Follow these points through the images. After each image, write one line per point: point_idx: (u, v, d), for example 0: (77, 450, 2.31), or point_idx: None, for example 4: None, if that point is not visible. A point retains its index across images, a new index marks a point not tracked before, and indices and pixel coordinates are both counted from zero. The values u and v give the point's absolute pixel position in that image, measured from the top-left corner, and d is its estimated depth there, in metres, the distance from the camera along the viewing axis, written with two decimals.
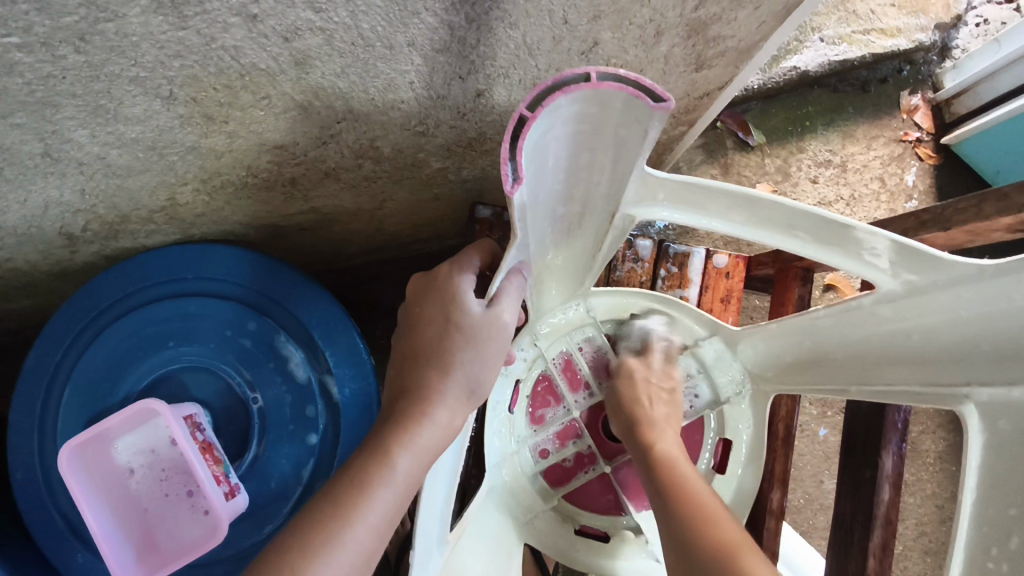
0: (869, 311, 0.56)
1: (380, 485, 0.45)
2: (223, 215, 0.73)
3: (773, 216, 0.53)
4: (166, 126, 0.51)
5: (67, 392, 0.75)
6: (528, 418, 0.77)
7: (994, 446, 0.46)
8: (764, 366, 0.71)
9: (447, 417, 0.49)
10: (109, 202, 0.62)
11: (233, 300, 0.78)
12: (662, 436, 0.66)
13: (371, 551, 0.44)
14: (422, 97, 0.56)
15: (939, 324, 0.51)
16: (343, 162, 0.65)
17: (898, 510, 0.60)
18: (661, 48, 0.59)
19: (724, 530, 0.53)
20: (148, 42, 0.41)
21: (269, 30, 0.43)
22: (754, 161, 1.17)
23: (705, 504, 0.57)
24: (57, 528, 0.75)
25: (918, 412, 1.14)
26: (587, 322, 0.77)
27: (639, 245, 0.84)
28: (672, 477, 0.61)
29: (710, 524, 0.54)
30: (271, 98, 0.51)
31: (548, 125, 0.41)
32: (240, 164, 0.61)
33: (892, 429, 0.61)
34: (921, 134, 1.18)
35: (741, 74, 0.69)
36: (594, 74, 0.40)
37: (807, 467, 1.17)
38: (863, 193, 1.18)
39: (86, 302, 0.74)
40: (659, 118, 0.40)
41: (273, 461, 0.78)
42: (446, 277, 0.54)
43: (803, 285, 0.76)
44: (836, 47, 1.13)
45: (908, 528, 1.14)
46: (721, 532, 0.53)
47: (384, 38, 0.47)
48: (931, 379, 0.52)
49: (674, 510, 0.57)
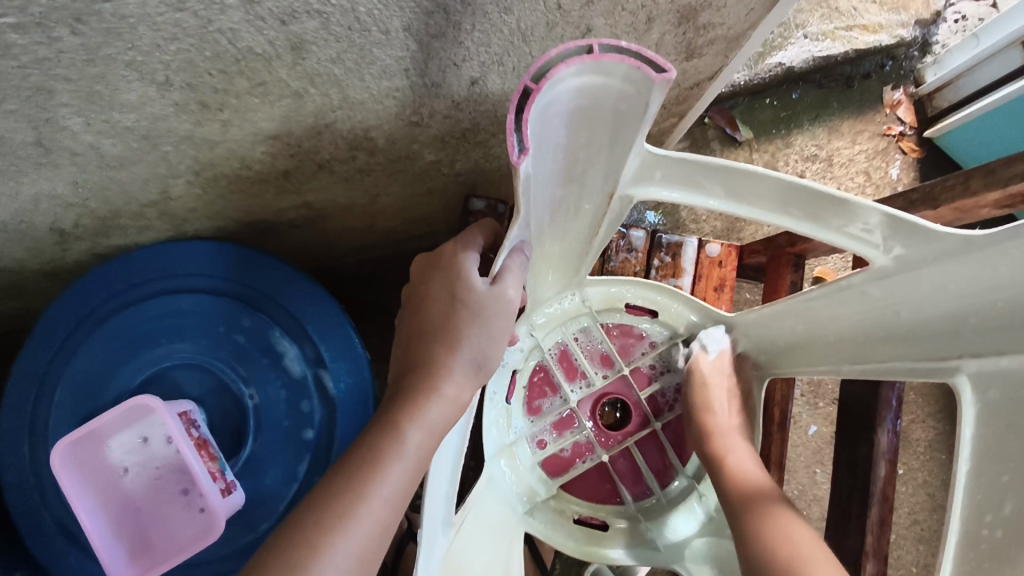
0: (859, 290, 0.57)
1: (392, 460, 0.45)
2: (217, 210, 0.73)
3: (767, 192, 0.54)
4: (161, 114, 0.51)
5: (59, 391, 0.74)
6: (525, 408, 0.77)
7: (987, 416, 0.48)
8: (760, 352, 0.72)
9: (456, 391, 0.49)
10: (102, 196, 0.62)
11: (227, 296, 0.77)
12: (735, 453, 0.66)
13: (385, 525, 0.44)
14: (417, 84, 0.57)
15: (927, 299, 0.52)
16: (337, 154, 0.66)
17: (894, 485, 0.61)
18: (652, 36, 0.59)
19: (795, 534, 0.54)
20: (145, 24, 0.41)
21: (266, 13, 0.43)
22: (742, 157, 1.18)
23: (779, 513, 0.57)
24: (49, 531, 0.74)
25: (907, 401, 1.16)
26: (582, 312, 0.78)
27: (632, 235, 0.84)
28: (746, 495, 0.61)
29: (784, 530, 0.55)
30: (266, 85, 0.51)
31: (551, 98, 0.42)
32: (234, 155, 0.61)
33: (886, 407, 0.62)
34: (904, 128, 1.21)
35: (730, 64, 0.70)
36: (597, 46, 0.40)
37: (800, 458, 1.18)
38: (849, 186, 1.20)
39: (78, 301, 0.74)
40: (660, 89, 0.41)
41: (270, 456, 0.78)
42: (451, 254, 0.54)
43: (795, 271, 0.78)
44: (819, 43, 1.16)
45: (901, 516, 1.15)
46: (794, 537, 0.53)
47: (380, 22, 0.47)
48: (925, 355, 0.53)
49: (751, 526, 0.57)
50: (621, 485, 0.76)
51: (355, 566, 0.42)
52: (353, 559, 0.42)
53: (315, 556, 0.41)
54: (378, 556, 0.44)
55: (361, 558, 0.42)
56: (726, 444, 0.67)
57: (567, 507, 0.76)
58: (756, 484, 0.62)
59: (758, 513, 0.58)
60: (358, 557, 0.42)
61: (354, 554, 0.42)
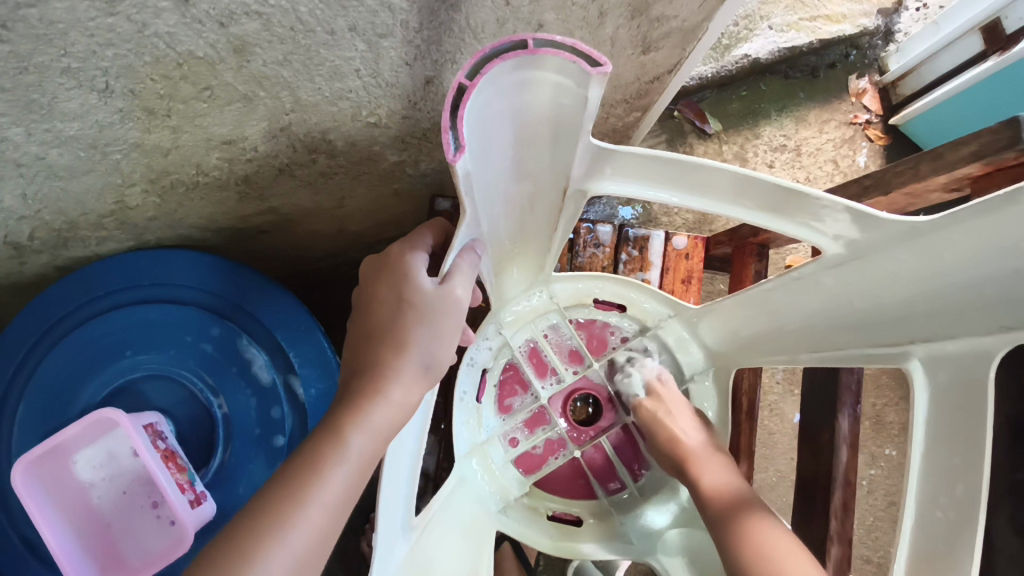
0: (812, 279, 0.58)
1: (332, 465, 0.45)
2: (177, 218, 0.72)
3: (717, 184, 0.54)
4: (106, 121, 0.50)
5: (22, 408, 0.73)
6: (496, 407, 0.78)
7: (940, 398, 0.50)
8: (725, 343, 0.72)
9: (403, 394, 0.49)
10: (54, 207, 0.60)
11: (194, 305, 0.76)
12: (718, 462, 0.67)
13: (326, 530, 0.43)
14: (369, 85, 0.56)
15: (881, 282, 0.53)
16: (296, 158, 0.65)
17: (855, 470, 0.63)
18: (606, 30, 0.59)
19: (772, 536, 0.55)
20: (77, 30, 0.40)
21: (203, 15, 0.43)
22: (712, 149, 1.19)
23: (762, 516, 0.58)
24: (15, 550, 0.73)
25: (880, 386, 1.17)
26: (551, 310, 0.77)
27: (600, 230, 0.84)
28: (720, 501, 0.62)
29: (759, 535, 0.55)
30: (213, 89, 0.50)
31: (488, 93, 0.42)
32: (189, 162, 0.59)
33: (847, 391, 0.64)
34: (870, 116, 1.22)
35: (688, 57, 0.70)
36: (531, 41, 0.41)
37: (779, 446, 1.19)
38: (818, 174, 1.21)
39: (38, 314, 0.72)
40: (598, 81, 0.41)
41: (239, 466, 0.76)
42: (398, 255, 0.54)
43: (758, 261, 0.79)
44: (784, 34, 1.16)
45: (877, 499, 1.17)
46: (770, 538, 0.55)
47: (324, 23, 0.47)
48: (880, 337, 0.55)
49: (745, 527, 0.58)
50: (594, 480, 0.77)
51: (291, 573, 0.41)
52: (289, 566, 0.41)
53: (249, 563, 0.40)
54: (319, 563, 0.44)
55: (299, 563, 0.42)
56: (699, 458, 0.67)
57: (541, 504, 0.76)
58: (733, 493, 0.63)
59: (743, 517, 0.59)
60: (293, 563, 0.41)
61: (289, 562, 0.41)
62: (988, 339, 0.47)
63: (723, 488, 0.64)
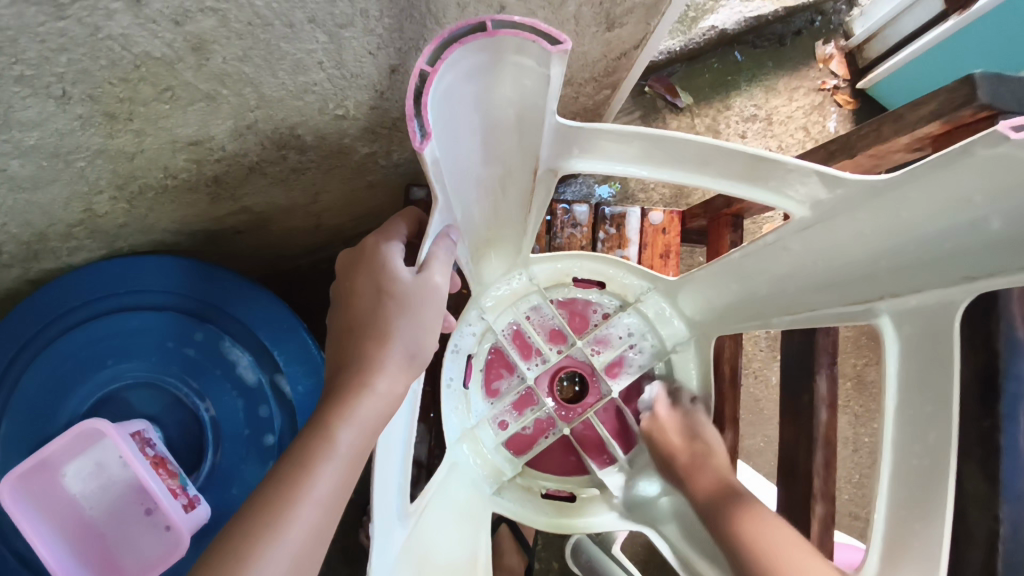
0: (783, 245, 0.59)
1: (322, 460, 0.45)
2: (149, 223, 0.71)
3: (685, 156, 0.53)
4: (66, 129, 0.49)
5: (4, 423, 0.72)
6: (484, 392, 0.79)
7: (908, 354, 0.53)
8: (704, 312, 0.74)
9: (389, 385, 0.49)
10: (21, 219, 0.59)
11: (174, 310, 0.76)
12: (703, 474, 0.67)
13: (321, 524, 0.44)
14: (334, 76, 0.55)
15: (848, 242, 0.54)
16: (265, 155, 0.64)
17: (836, 430, 0.65)
18: (569, 9, 0.59)
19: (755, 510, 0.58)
20: (27, 36, 0.39)
21: (156, 15, 0.42)
22: (685, 123, 1.20)
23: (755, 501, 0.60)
24: (10, 567, 0.72)
25: (861, 346, 1.20)
26: (531, 291, 0.78)
27: (577, 210, 0.84)
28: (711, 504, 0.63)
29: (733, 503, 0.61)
30: (174, 90, 0.50)
31: (450, 77, 0.43)
32: (155, 164, 0.58)
33: (823, 352, 0.65)
34: (838, 81, 1.23)
35: (653, 31, 0.69)
36: (489, 22, 0.42)
37: (766, 412, 1.21)
38: (789, 142, 1.22)
39: (13, 329, 0.71)
40: (559, 60, 0.42)
41: (232, 468, 0.76)
42: (373, 248, 0.55)
43: (734, 232, 0.81)
44: (749, 4, 1.17)
45: (862, 455, 1.21)
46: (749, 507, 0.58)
47: (282, 15, 0.46)
48: (848, 287, 0.57)
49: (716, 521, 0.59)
50: (585, 456, 0.78)
51: (290, 569, 0.42)
52: (286, 562, 0.42)
53: (244, 562, 0.40)
54: (316, 558, 0.44)
55: (296, 557, 0.42)
56: (699, 470, 0.67)
57: (534, 484, 0.78)
58: (725, 490, 0.64)
59: (730, 504, 0.60)
60: (292, 559, 0.42)
61: (286, 557, 0.42)
62: (953, 290, 0.49)
63: (701, 501, 0.64)
